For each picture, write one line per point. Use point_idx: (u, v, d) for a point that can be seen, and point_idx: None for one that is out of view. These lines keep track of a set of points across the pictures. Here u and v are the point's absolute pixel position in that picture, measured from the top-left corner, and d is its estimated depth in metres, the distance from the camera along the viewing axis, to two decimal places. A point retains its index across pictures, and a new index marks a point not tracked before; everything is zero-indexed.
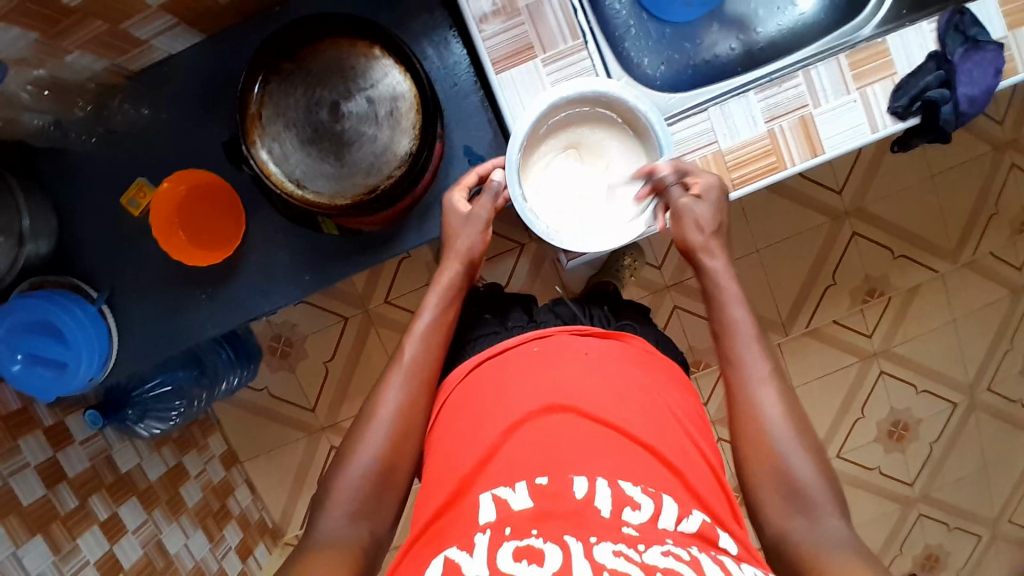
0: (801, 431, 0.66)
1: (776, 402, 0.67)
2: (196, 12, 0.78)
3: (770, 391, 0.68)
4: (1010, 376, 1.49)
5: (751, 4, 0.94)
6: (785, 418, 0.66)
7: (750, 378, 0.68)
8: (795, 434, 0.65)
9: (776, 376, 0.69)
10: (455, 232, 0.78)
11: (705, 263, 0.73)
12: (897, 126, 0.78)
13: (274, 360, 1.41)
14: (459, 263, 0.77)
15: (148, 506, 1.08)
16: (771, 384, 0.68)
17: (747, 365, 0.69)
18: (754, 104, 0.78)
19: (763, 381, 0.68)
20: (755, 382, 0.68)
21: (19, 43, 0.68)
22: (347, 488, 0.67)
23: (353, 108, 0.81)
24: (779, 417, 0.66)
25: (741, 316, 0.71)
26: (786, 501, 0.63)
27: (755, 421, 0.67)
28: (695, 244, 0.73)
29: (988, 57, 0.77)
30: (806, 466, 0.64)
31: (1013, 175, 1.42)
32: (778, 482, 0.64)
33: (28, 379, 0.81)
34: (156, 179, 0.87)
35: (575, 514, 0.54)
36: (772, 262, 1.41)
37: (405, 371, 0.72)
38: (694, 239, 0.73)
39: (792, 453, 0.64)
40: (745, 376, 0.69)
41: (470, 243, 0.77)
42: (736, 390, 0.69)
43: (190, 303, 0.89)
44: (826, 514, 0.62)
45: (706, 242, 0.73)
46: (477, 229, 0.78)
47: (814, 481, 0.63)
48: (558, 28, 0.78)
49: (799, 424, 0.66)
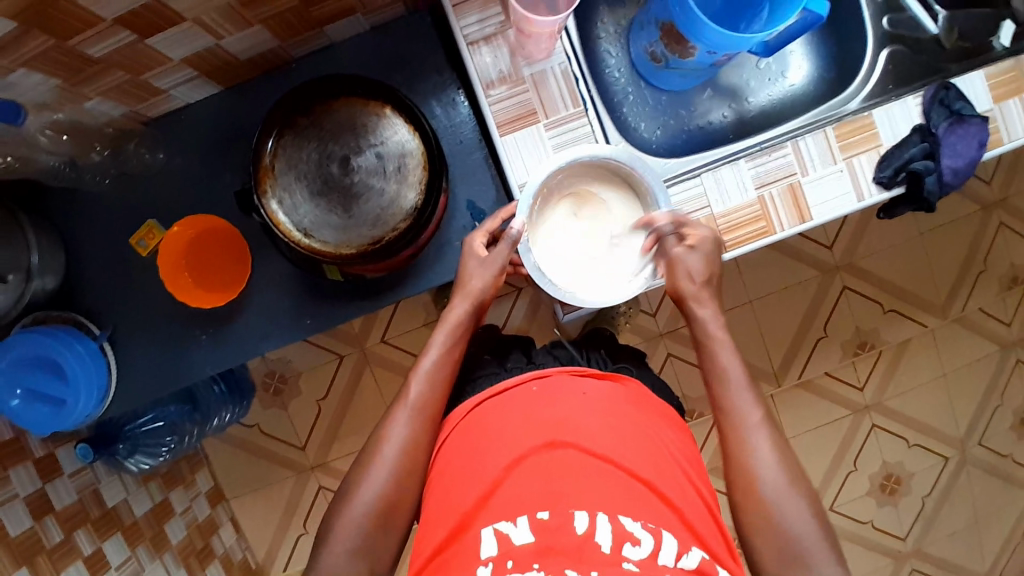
0: (794, 478, 0.67)
1: (769, 448, 0.68)
2: (216, 67, 0.81)
3: (763, 437, 0.69)
4: (1001, 431, 1.50)
5: (742, 74, 0.99)
6: (778, 464, 0.67)
7: (744, 425, 0.70)
8: (789, 480, 0.67)
9: (769, 423, 0.70)
10: (468, 274, 0.79)
11: (695, 311, 0.75)
12: (882, 195, 0.81)
13: (267, 396, 1.41)
14: (468, 304, 0.78)
15: (132, 542, 1.06)
16: (765, 430, 0.70)
17: (740, 411, 0.71)
18: (744, 172, 0.81)
19: (757, 427, 0.70)
20: (749, 429, 0.70)
21: (41, 88, 0.70)
22: (350, 525, 0.68)
23: (362, 162, 0.84)
24: (773, 464, 0.67)
25: (732, 363, 0.73)
26: (782, 551, 0.64)
27: (749, 469, 0.68)
28: (686, 293, 0.76)
29: (973, 131, 0.81)
30: (801, 513, 0.65)
31: (1002, 234, 1.45)
32: (776, 533, 0.65)
33: (26, 414, 0.81)
34: (166, 221, 0.89)
35: (576, 549, 0.57)
36: (765, 312, 1.43)
37: (411, 408, 0.73)
38: (686, 288, 0.76)
39: (786, 500, 0.66)
40: (738, 422, 0.70)
41: (483, 285, 0.78)
42: (730, 436, 0.70)
43: (190, 343, 0.90)
44: (820, 563, 0.63)
45: (698, 291, 0.75)
46: (490, 272, 0.78)
47: (808, 530, 0.64)
48: (560, 95, 0.82)
49: (792, 471, 0.67)
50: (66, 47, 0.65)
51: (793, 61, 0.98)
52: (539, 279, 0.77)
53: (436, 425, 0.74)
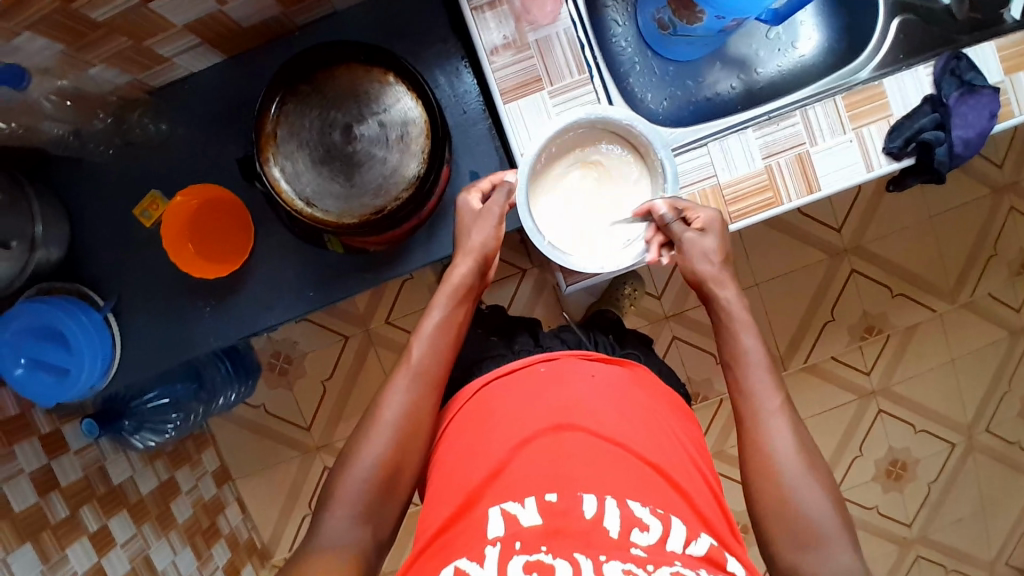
0: (812, 463, 0.66)
1: (787, 432, 0.67)
2: (219, 34, 0.81)
3: (782, 422, 0.68)
4: (1009, 418, 1.49)
5: (752, 44, 0.97)
6: (795, 448, 0.66)
7: (761, 410, 0.69)
8: (806, 464, 0.65)
9: (788, 409, 0.69)
10: (468, 230, 0.78)
11: (715, 294, 0.74)
12: (892, 166, 0.80)
13: (272, 377, 1.42)
14: (471, 260, 0.77)
15: (137, 520, 1.07)
16: (782, 416, 0.68)
17: (758, 394, 0.69)
18: (751, 141, 0.80)
19: (775, 411, 0.68)
20: (767, 414, 0.68)
21: (45, 53, 0.70)
22: (354, 488, 0.67)
23: (365, 131, 0.84)
24: (790, 448, 0.66)
25: (751, 344, 0.71)
26: (795, 533, 0.63)
27: (766, 454, 0.67)
28: (706, 275, 0.74)
29: (984, 101, 0.80)
30: (818, 498, 0.64)
31: (1013, 217, 1.43)
32: (789, 520, 0.64)
33: (30, 383, 0.82)
34: (169, 192, 0.89)
35: (584, 533, 0.56)
36: (772, 295, 1.42)
37: (414, 372, 0.72)
38: (703, 270, 0.74)
39: (804, 485, 0.64)
40: (757, 408, 0.69)
41: (483, 241, 0.77)
42: (748, 419, 0.69)
43: (194, 315, 0.90)
44: (837, 547, 0.62)
45: (717, 274, 0.74)
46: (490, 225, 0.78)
47: (825, 516, 0.63)
48: (566, 62, 0.81)
49: (811, 456, 0.66)
50: (70, 11, 0.65)
51: (804, 31, 0.97)
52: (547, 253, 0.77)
53: (440, 386, 0.73)
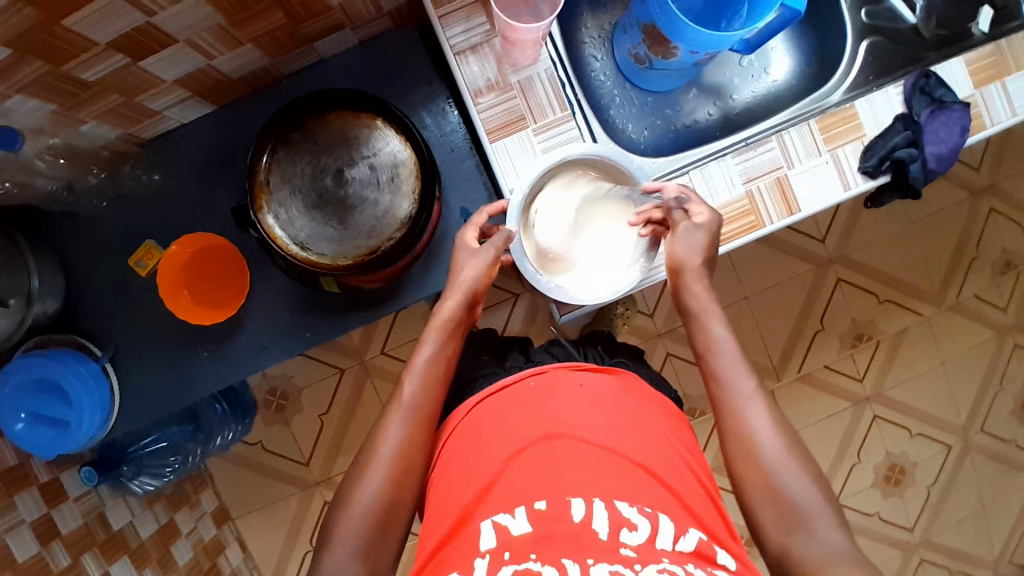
0: (791, 443, 0.67)
1: (764, 416, 0.68)
2: (207, 86, 0.82)
3: (758, 407, 0.69)
4: (1002, 416, 1.51)
5: (726, 72, 1.01)
6: (774, 432, 0.67)
7: (736, 395, 0.70)
8: (785, 447, 0.67)
9: (763, 393, 0.70)
10: (461, 267, 0.79)
11: (688, 286, 0.75)
12: (868, 184, 0.83)
13: (270, 413, 1.42)
14: (459, 297, 0.78)
15: (139, 564, 1.05)
16: (758, 399, 0.69)
17: (732, 381, 0.71)
18: (732, 167, 0.82)
19: (750, 397, 0.70)
20: (741, 399, 0.70)
21: (36, 113, 0.71)
22: (351, 527, 0.67)
23: (356, 174, 0.86)
24: (769, 432, 0.67)
25: (721, 332, 0.73)
26: (784, 513, 0.64)
27: (745, 440, 0.68)
28: (682, 264, 0.75)
29: (955, 117, 0.83)
30: (799, 479, 0.65)
31: (993, 219, 1.47)
32: (777, 506, 0.64)
33: (30, 436, 0.81)
34: (164, 242, 0.91)
35: (573, 536, 0.57)
36: (762, 309, 1.44)
37: (406, 410, 0.73)
38: (683, 259, 0.76)
39: (783, 467, 0.65)
40: (733, 394, 0.70)
41: (474, 276, 0.78)
42: (724, 408, 0.70)
43: (192, 360, 0.91)
44: (822, 528, 0.62)
45: (698, 268, 0.75)
46: (482, 264, 0.79)
47: (806, 494, 0.64)
48: (548, 101, 0.84)
49: (789, 438, 0.67)
50: (60, 73, 0.66)
51: (775, 57, 1.01)
52: (534, 279, 0.80)
53: (433, 422, 0.74)
